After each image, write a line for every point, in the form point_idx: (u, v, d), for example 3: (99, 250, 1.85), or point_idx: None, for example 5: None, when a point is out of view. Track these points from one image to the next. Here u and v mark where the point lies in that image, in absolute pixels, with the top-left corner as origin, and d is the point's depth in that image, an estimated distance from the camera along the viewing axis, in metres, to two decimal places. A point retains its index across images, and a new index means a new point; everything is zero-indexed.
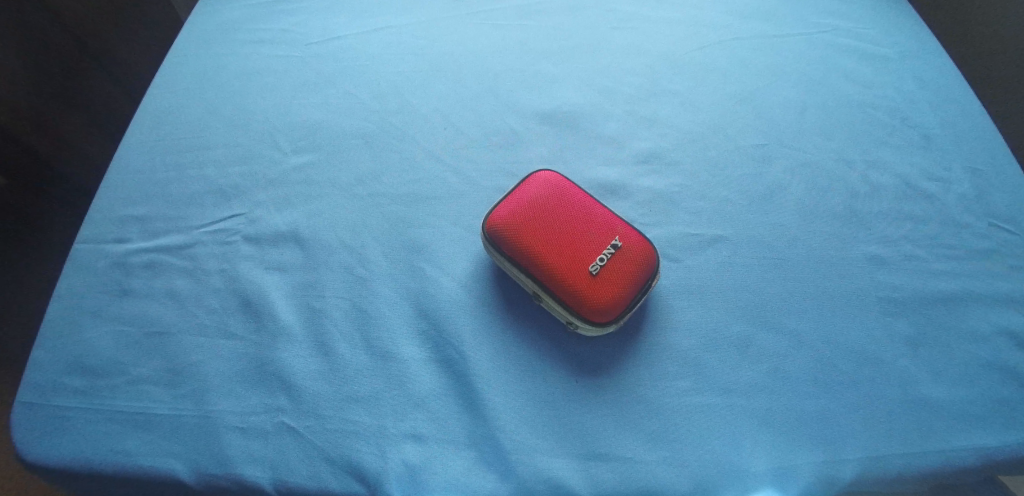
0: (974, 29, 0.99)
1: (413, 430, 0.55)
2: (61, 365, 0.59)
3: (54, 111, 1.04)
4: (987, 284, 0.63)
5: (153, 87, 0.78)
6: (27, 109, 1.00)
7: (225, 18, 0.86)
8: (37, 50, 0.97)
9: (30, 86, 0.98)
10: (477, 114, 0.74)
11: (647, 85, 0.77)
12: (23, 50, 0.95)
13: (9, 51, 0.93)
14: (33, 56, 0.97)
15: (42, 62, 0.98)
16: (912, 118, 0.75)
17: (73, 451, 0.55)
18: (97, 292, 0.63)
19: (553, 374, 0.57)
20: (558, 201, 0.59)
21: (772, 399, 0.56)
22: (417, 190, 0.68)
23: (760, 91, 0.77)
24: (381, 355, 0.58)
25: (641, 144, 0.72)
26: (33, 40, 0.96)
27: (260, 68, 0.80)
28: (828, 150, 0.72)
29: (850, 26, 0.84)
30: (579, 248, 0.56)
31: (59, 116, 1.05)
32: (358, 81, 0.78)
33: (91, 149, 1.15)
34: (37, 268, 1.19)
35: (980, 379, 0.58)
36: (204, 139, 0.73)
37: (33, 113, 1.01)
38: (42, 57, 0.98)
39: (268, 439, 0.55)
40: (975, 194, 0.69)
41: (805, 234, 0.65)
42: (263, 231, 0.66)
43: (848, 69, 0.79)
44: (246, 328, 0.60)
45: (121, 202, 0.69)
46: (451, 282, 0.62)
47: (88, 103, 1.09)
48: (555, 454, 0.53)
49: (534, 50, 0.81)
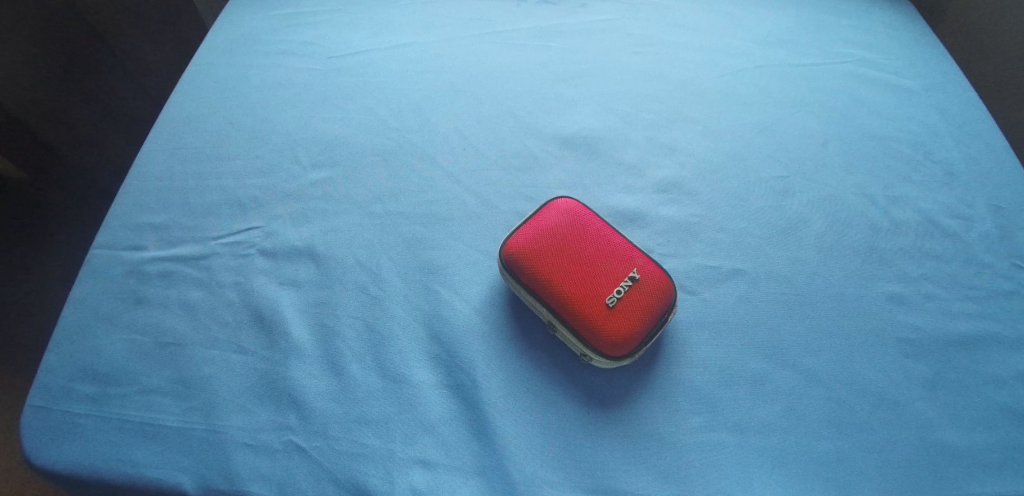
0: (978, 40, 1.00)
1: (421, 456, 0.54)
2: (73, 370, 0.59)
3: (63, 102, 1.04)
4: (1008, 326, 0.61)
5: (175, 95, 0.79)
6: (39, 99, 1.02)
7: (249, 28, 0.86)
8: (49, 39, 0.98)
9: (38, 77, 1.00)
10: (496, 135, 0.74)
11: (667, 112, 0.77)
12: (36, 42, 0.97)
13: (20, 38, 0.95)
14: (46, 48, 0.98)
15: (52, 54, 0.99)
16: (935, 153, 0.74)
17: (80, 457, 0.55)
18: (112, 299, 0.63)
19: (565, 405, 0.56)
20: (577, 230, 0.58)
21: (785, 439, 0.55)
22: (434, 211, 0.68)
23: (781, 122, 0.76)
24: (392, 377, 0.58)
25: (660, 172, 0.71)
26: (39, 36, 0.97)
27: (282, 79, 0.80)
28: (849, 184, 0.71)
29: (873, 57, 0.83)
30: (596, 280, 0.55)
31: (68, 107, 1.05)
32: (378, 96, 0.78)
33: (103, 141, 1.13)
34: (42, 259, 1.16)
35: (999, 425, 0.56)
36: (223, 150, 0.73)
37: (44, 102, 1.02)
38: (53, 48, 0.99)
39: (276, 457, 0.55)
40: (998, 233, 0.67)
41: (824, 271, 0.65)
42: (278, 245, 0.66)
43: (872, 102, 0.79)
44: (259, 343, 0.60)
45: (139, 209, 0.69)
46: (465, 306, 0.61)
47: (98, 94, 1.07)
48: (563, 487, 0.53)
49: (556, 72, 0.81)
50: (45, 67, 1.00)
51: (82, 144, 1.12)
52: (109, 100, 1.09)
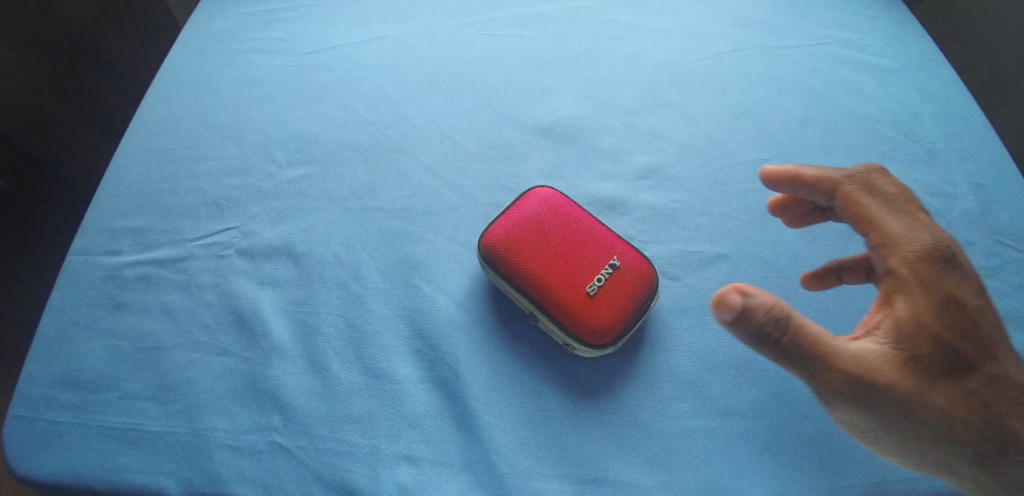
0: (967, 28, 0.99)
1: (407, 452, 0.54)
2: (52, 378, 0.58)
3: (56, 104, 1.04)
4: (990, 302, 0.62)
5: (148, 97, 0.78)
6: (31, 101, 1.01)
7: (219, 26, 0.85)
8: (38, 43, 0.98)
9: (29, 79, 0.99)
10: (474, 126, 0.74)
11: (645, 97, 0.76)
12: (25, 47, 0.97)
13: (12, 43, 0.95)
14: (34, 51, 0.98)
15: (41, 59, 0.99)
16: (915, 132, 0.74)
17: (61, 466, 0.55)
18: (90, 305, 0.62)
19: (549, 396, 0.56)
20: (556, 219, 0.58)
21: (771, 422, 0.55)
22: (413, 205, 0.67)
23: (761, 104, 0.76)
24: (376, 374, 0.57)
25: (640, 158, 0.71)
26: (27, 40, 0.97)
27: (256, 77, 0.79)
28: (831, 165, 0.71)
29: (853, 37, 0.83)
30: (577, 269, 0.55)
31: (60, 108, 1.05)
32: (354, 91, 0.77)
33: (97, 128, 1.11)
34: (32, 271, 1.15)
35: None
36: (198, 150, 0.72)
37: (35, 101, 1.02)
38: (39, 53, 0.99)
39: (261, 458, 0.54)
40: (979, 210, 0.68)
41: (807, 253, 0.65)
42: (257, 245, 0.65)
43: (850, 81, 0.78)
44: (240, 344, 0.60)
45: (114, 214, 0.68)
46: (447, 300, 0.61)
47: (90, 88, 1.07)
48: (550, 478, 0.53)
49: (533, 61, 0.80)
50: (41, 62, 0.99)
51: (79, 142, 1.10)
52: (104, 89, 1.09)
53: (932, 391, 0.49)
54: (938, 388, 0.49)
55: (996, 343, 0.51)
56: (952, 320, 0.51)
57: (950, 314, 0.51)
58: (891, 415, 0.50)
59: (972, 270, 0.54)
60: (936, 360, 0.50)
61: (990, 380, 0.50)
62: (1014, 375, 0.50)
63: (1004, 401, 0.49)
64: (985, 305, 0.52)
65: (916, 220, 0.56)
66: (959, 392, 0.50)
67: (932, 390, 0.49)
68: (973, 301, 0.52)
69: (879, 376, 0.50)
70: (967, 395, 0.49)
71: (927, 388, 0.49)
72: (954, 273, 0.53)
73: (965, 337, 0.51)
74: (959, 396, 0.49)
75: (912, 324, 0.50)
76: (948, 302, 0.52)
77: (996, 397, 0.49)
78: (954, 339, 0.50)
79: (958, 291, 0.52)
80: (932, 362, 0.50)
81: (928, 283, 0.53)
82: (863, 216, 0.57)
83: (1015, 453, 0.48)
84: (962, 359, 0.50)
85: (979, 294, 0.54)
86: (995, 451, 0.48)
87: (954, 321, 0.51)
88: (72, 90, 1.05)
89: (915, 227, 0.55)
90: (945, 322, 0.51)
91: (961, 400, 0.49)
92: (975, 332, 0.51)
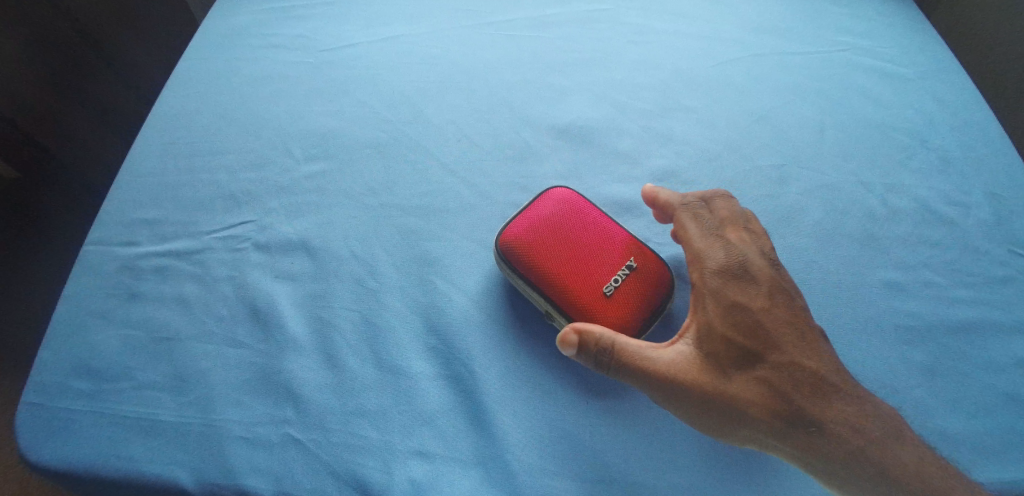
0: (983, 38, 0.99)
1: (420, 448, 0.54)
2: (67, 366, 0.59)
3: (65, 105, 1.05)
4: (1005, 312, 0.62)
5: (167, 90, 0.78)
6: (42, 103, 1.03)
7: (237, 22, 0.85)
8: (48, 42, 0.99)
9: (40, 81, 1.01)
10: (490, 126, 0.74)
11: (661, 100, 0.77)
12: (36, 48, 0.98)
13: (24, 44, 0.97)
14: (46, 52, 1.00)
15: (51, 60, 1.01)
16: (931, 141, 0.74)
17: (74, 454, 0.55)
18: (106, 295, 0.63)
19: (563, 395, 0.56)
20: (574, 219, 0.58)
21: None
22: (429, 202, 0.68)
23: (777, 110, 0.76)
24: (389, 370, 0.58)
25: (656, 161, 0.71)
26: (37, 40, 0.98)
27: (274, 73, 0.79)
28: (846, 173, 0.71)
29: (869, 45, 0.83)
30: (593, 269, 0.55)
31: (69, 109, 1.06)
32: (371, 89, 0.77)
33: (103, 128, 1.11)
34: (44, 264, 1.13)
35: (996, 410, 0.56)
36: (216, 144, 0.73)
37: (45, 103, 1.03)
38: (50, 53, 1.00)
39: (273, 451, 0.54)
40: (995, 219, 0.67)
41: (822, 259, 0.65)
42: (273, 239, 0.66)
43: (866, 89, 0.78)
44: (254, 336, 0.60)
45: (132, 205, 0.68)
46: (463, 297, 0.61)
47: (98, 86, 1.08)
48: (562, 478, 0.53)
49: (549, 62, 0.80)
50: (51, 63, 1.01)
51: (89, 143, 1.11)
52: (110, 90, 1.09)
53: (727, 381, 0.50)
54: (734, 380, 0.50)
55: (806, 336, 0.53)
56: (736, 320, 0.52)
57: (743, 316, 0.52)
58: (702, 411, 0.50)
59: (776, 274, 0.55)
60: (726, 354, 0.51)
61: (777, 370, 0.51)
62: (803, 364, 0.51)
63: (802, 386, 0.50)
64: (767, 305, 0.53)
65: (726, 237, 0.57)
66: (747, 382, 0.50)
67: (729, 382, 0.50)
68: (765, 305, 0.53)
69: (679, 377, 0.50)
70: (762, 385, 0.50)
71: (724, 381, 0.50)
72: (748, 285, 0.54)
73: (749, 335, 0.52)
74: (754, 388, 0.50)
75: (705, 332, 0.52)
76: (735, 306, 0.53)
77: (798, 382, 0.50)
78: (742, 339, 0.52)
79: (743, 297, 0.53)
80: (724, 359, 0.51)
81: (714, 290, 0.54)
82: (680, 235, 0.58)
83: (828, 433, 0.49)
84: (746, 354, 0.51)
85: (783, 297, 0.54)
86: (807, 432, 0.49)
87: (746, 325, 0.52)
88: (82, 90, 1.06)
89: (720, 244, 0.56)
90: (732, 325, 0.52)
91: (762, 390, 0.50)
92: (749, 326, 0.52)
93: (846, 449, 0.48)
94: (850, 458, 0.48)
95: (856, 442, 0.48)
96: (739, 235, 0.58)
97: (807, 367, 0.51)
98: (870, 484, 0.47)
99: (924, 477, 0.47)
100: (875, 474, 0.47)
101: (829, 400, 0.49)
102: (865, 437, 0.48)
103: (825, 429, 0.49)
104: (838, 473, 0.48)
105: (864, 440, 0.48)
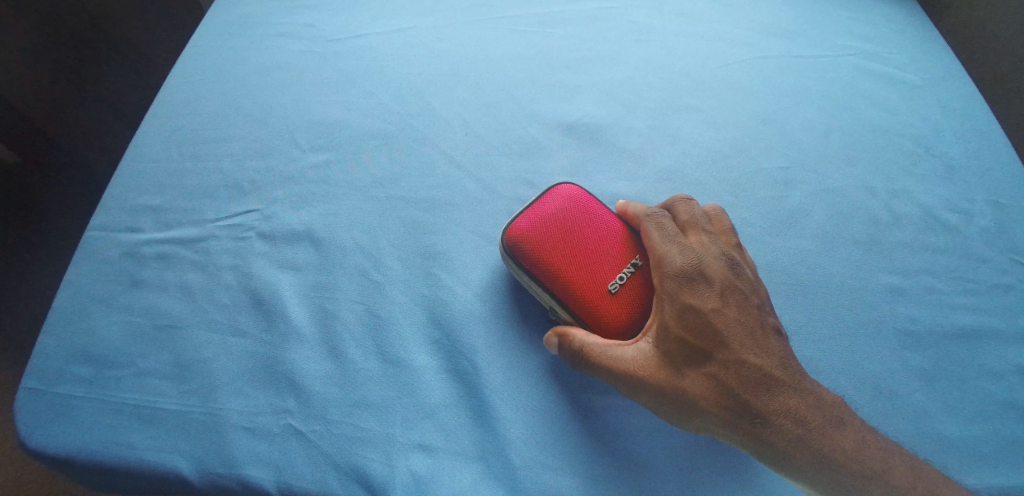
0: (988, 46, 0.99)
1: (421, 441, 0.54)
2: (68, 353, 0.58)
3: (73, 98, 1.05)
4: (1005, 320, 0.62)
5: (172, 77, 0.78)
6: (52, 93, 1.02)
7: (244, 10, 0.85)
8: (57, 35, 0.99)
9: (47, 73, 1.00)
10: (498, 121, 0.74)
11: (669, 100, 0.77)
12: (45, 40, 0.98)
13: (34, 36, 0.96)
14: (54, 44, 0.99)
15: (60, 52, 1.00)
16: (935, 147, 0.74)
17: (73, 441, 0.54)
18: (108, 281, 0.62)
19: (565, 391, 0.56)
20: (580, 215, 0.58)
21: None
22: (435, 196, 0.68)
23: (784, 113, 0.76)
24: (392, 362, 0.57)
25: (662, 160, 0.71)
26: (46, 32, 0.98)
27: (281, 62, 0.79)
28: (851, 177, 0.71)
29: (877, 50, 0.83)
30: (599, 266, 0.55)
31: (76, 102, 1.06)
32: (379, 81, 0.77)
33: (97, 127, 1.10)
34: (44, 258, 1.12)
35: (993, 417, 0.57)
36: (221, 132, 0.73)
37: (52, 93, 1.02)
38: (58, 45, 1.00)
39: (274, 441, 0.54)
40: (997, 227, 0.68)
41: (825, 262, 0.65)
42: (278, 228, 0.65)
43: (873, 94, 0.79)
44: (257, 326, 0.60)
45: (135, 191, 0.68)
46: (467, 292, 0.61)
47: (107, 78, 1.08)
48: (563, 474, 0.53)
49: (559, 59, 0.80)
50: (59, 55, 1.00)
51: (97, 131, 1.10)
52: (111, 88, 1.09)
53: (680, 376, 0.51)
54: (687, 376, 0.51)
55: (757, 334, 0.53)
56: (689, 320, 0.52)
57: (696, 317, 0.52)
58: (660, 404, 0.52)
59: (731, 272, 0.55)
60: (679, 352, 0.52)
61: (727, 367, 0.51)
62: (751, 361, 0.51)
63: (750, 381, 0.51)
64: (719, 305, 0.53)
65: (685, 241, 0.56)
66: (698, 378, 0.51)
67: (682, 378, 0.51)
68: (717, 305, 0.53)
69: (636, 375, 0.52)
70: (712, 381, 0.51)
71: (677, 378, 0.51)
72: (701, 286, 0.53)
73: (703, 336, 0.52)
74: (704, 383, 0.51)
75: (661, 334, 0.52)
76: (688, 307, 0.52)
77: (745, 378, 0.51)
78: (696, 339, 0.52)
79: (696, 298, 0.53)
80: (678, 357, 0.52)
81: (670, 292, 0.53)
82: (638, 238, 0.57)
83: (773, 425, 0.49)
84: (698, 352, 0.52)
85: (736, 297, 0.54)
86: (753, 425, 0.50)
87: (698, 325, 0.52)
88: (90, 83, 1.06)
89: (677, 244, 0.55)
90: (685, 326, 0.52)
91: (712, 385, 0.51)
92: (701, 326, 0.52)
93: (791, 440, 0.49)
94: (796, 449, 0.49)
95: (800, 434, 0.49)
96: (698, 236, 0.58)
97: (755, 364, 0.51)
98: (815, 472, 0.48)
99: (865, 463, 0.48)
100: (819, 468, 0.48)
101: (773, 394, 0.50)
102: (808, 429, 0.49)
103: (771, 422, 0.49)
104: (784, 463, 0.49)
105: (806, 431, 0.49)
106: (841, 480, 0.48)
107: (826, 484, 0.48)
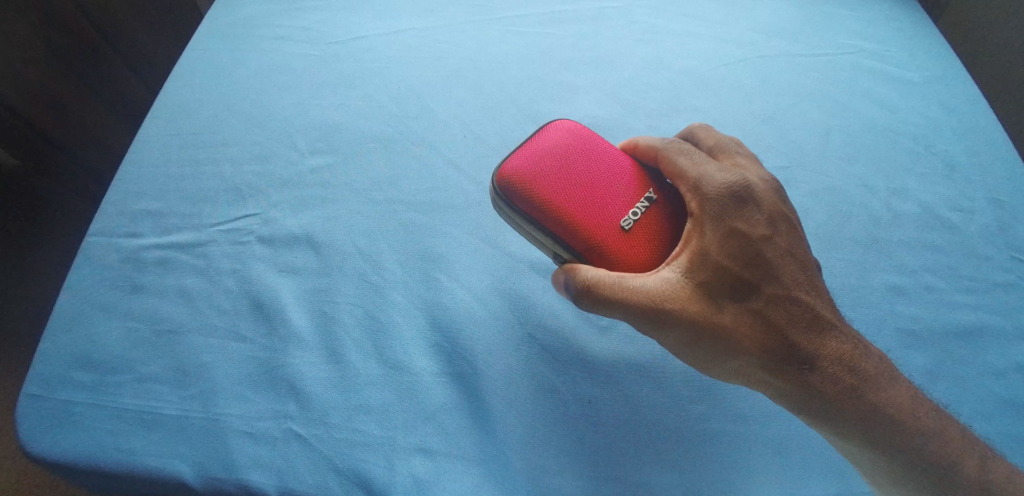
0: (988, 42, 0.99)
1: (422, 445, 0.54)
2: (69, 358, 0.58)
3: (82, 104, 1.04)
4: (1006, 318, 0.62)
5: (171, 81, 0.78)
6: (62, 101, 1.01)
7: (243, 14, 0.85)
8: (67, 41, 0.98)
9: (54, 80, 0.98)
10: (498, 123, 0.74)
11: (670, 100, 0.76)
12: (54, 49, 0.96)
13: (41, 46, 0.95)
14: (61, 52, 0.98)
15: (67, 59, 0.99)
16: (936, 146, 0.74)
17: (75, 447, 0.54)
18: (108, 287, 0.62)
19: (565, 394, 0.56)
20: (583, 151, 0.54)
21: (784, 431, 0.55)
22: (434, 198, 0.67)
23: (784, 112, 0.76)
24: (392, 366, 0.57)
25: None
26: (52, 38, 0.96)
27: (280, 65, 0.79)
28: (852, 176, 0.71)
29: (877, 48, 0.83)
30: (606, 200, 0.51)
31: (83, 107, 1.04)
32: (378, 83, 0.77)
33: (94, 131, 1.08)
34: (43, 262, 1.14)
35: (995, 416, 0.57)
36: (221, 136, 0.73)
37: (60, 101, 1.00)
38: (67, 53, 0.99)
39: (275, 445, 0.54)
40: (997, 225, 0.68)
41: (825, 262, 0.65)
42: (277, 233, 0.65)
43: (874, 93, 0.78)
44: (258, 331, 0.60)
45: (134, 197, 0.68)
46: (466, 294, 0.61)
47: (110, 82, 1.07)
48: (565, 475, 0.53)
49: (558, 59, 0.80)
50: (66, 61, 0.99)
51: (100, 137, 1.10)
52: (115, 90, 1.09)
53: (720, 311, 0.49)
54: (728, 311, 0.49)
55: (806, 268, 0.52)
56: (733, 247, 0.50)
57: (744, 247, 0.50)
58: (693, 338, 0.50)
59: (774, 197, 0.53)
60: (721, 284, 0.50)
61: (774, 303, 0.50)
62: (800, 298, 0.50)
63: (798, 321, 0.50)
64: (768, 234, 0.51)
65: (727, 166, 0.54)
66: (740, 314, 0.50)
67: (722, 313, 0.49)
68: (765, 233, 0.51)
69: (670, 306, 0.49)
70: (757, 317, 0.50)
71: (717, 313, 0.49)
72: (750, 212, 0.51)
73: (750, 266, 0.50)
74: (746, 319, 0.50)
75: (701, 261, 0.49)
76: (733, 232, 0.50)
77: (794, 317, 0.50)
78: (742, 270, 0.50)
79: (742, 223, 0.51)
80: (719, 289, 0.50)
81: (712, 216, 0.51)
82: (667, 161, 0.54)
83: (822, 372, 0.49)
84: (742, 285, 0.50)
85: (784, 226, 0.52)
86: (800, 370, 0.49)
87: (745, 255, 0.50)
88: (92, 88, 1.05)
89: (716, 166, 0.53)
90: (729, 253, 0.50)
91: (756, 322, 0.50)
92: (747, 254, 0.50)
93: (840, 389, 0.49)
94: (842, 398, 0.49)
95: (854, 385, 0.49)
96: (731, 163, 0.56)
97: (805, 302, 0.50)
98: (854, 423, 0.49)
99: (918, 421, 0.48)
100: (858, 421, 0.49)
101: (824, 338, 0.50)
102: (863, 379, 0.49)
103: (816, 365, 0.49)
104: (828, 413, 0.49)
105: (860, 382, 0.49)
106: (876, 433, 0.48)
107: (861, 439, 0.49)
